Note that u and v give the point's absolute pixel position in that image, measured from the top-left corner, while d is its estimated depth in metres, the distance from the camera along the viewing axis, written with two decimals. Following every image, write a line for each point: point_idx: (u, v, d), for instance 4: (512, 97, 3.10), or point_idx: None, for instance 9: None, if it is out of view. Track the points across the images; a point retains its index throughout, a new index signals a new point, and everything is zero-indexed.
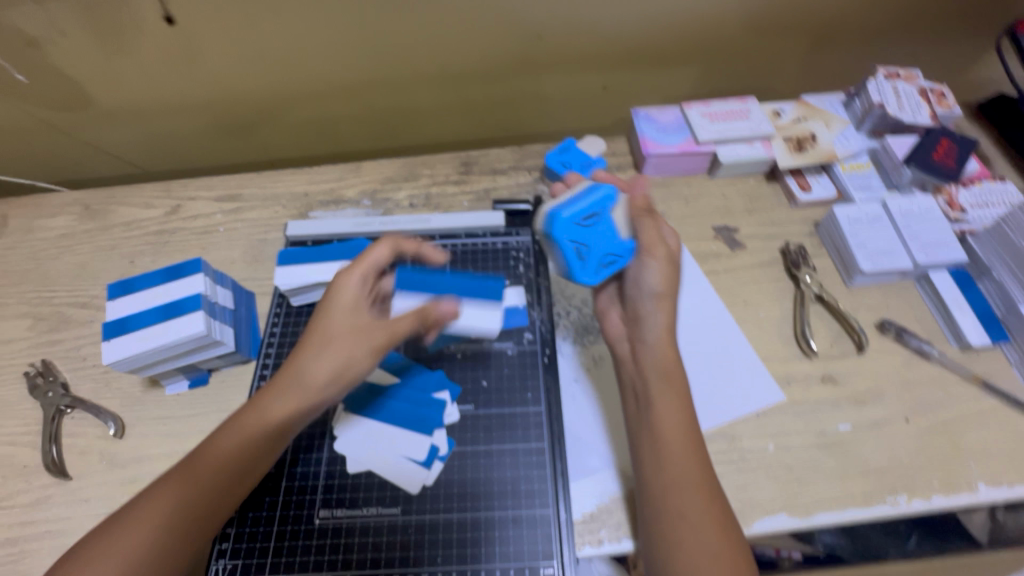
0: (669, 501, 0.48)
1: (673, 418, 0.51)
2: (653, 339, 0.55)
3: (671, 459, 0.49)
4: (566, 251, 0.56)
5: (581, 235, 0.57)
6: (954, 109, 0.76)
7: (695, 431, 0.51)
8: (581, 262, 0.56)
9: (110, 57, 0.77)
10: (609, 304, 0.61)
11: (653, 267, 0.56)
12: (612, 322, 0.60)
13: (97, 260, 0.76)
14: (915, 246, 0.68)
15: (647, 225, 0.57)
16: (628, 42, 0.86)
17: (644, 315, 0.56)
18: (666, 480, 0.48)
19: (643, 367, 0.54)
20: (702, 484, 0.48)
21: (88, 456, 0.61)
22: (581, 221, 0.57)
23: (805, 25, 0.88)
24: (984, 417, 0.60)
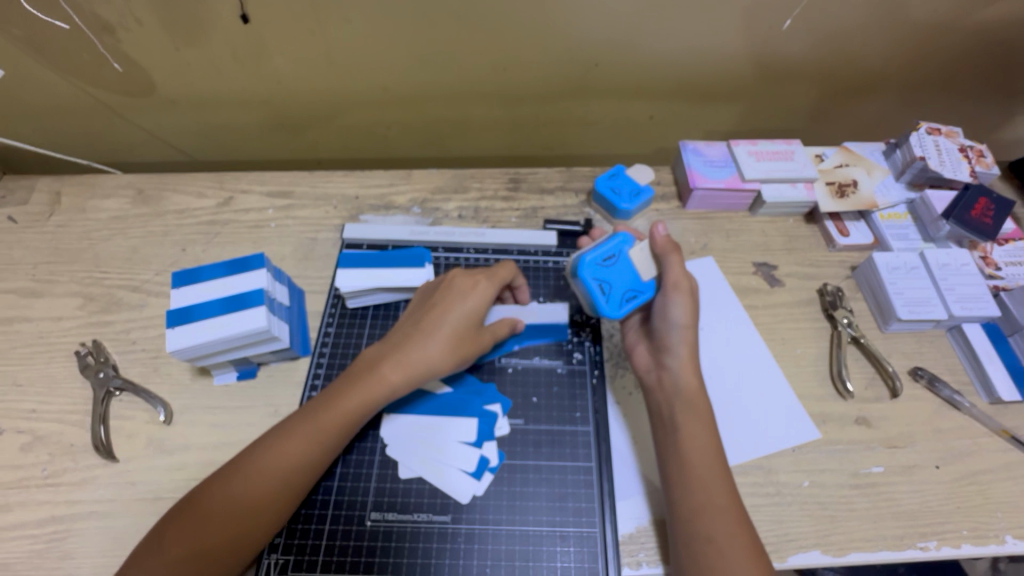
0: (697, 525, 0.49)
1: (701, 444, 0.52)
2: (678, 369, 0.56)
3: (699, 483, 0.50)
4: (589, 290, 0.59)
5: (605, 274, 0.59)
6: (992, 169, 0.79)
7: (721, 457, 0.52)
8: (605, 298, 0.58)
9: (180, 48, 0.78)
10: (637, 339, 0.61)
11: (680, 303, 0.56)
12: (639, 355, 0.60)
13: (149, 245, 0.77)
14: (951, 298, 0.70)
15: (672, 263, 0.58)
16: (680, 75, 0.88)
17: (669, 347, 0.57)
18: (695, 504, 0.49)
19: (671, 395, 0.55)
20: (731, 510, 0.49)
21: (136, 440, 0.61)
22: (603, 261, 0.59)
23: (851, 73, 0.91)
24: (1012, 470, 0.62)
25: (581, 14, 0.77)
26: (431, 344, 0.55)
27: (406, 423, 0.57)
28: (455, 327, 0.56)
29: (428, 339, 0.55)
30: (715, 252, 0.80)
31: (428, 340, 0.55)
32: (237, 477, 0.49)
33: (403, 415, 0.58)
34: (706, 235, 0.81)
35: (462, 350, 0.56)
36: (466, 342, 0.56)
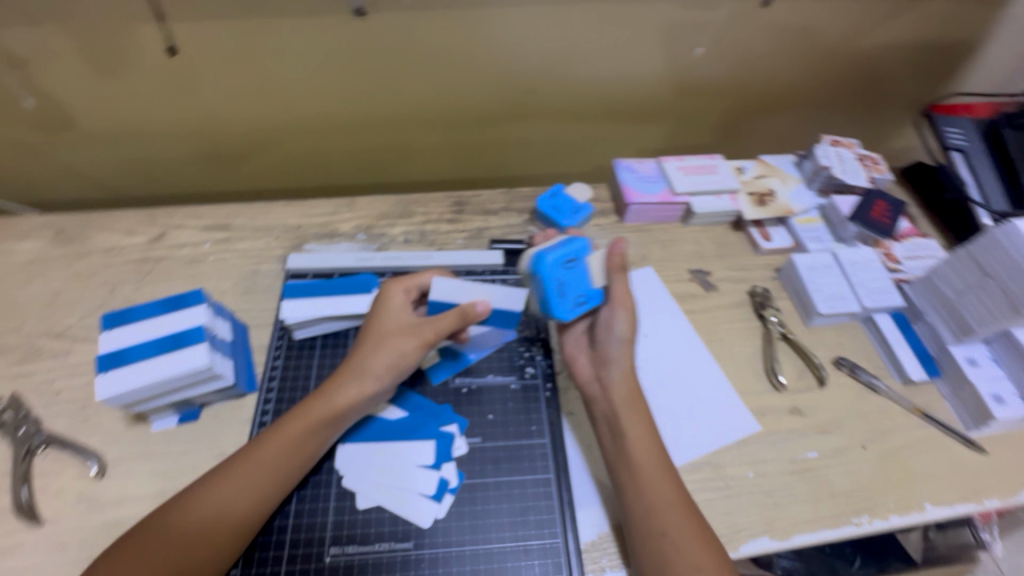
0: (651, 523, 0.51)
1: (646, 444, 0.55)
2: (619, 377, 0.58)
3: (648, 481, 0.53)
4: (546, 287, 0.58)
5: (566, 276, 0.59)
6: (887, 174, 0.88)
7: (665, 454, 0.55)
8: (561, 300, 0.58)
9: (102, 81, 0.76)
10: (578, 349, 0.63)
11: (622, 316, 0.59)
12: (580, 365, 0.62)
13: (72, 289, 0.72)
14: (863, 292, 0.77)
15: (618, 279, 0.60)
16: (609, 98, 0.94)
17: (610, 356, 0.59)
18: (648, 502, 0.52)
19: (613, 401, 0.57)
20: (680, 504, 0.52)
21: (64, 498, 0.57)
22: (565, 263, 0.59)
23: (761, 93, 1.00)
24: (927, 444, 0.69)
25: (512, 43, 0.81)
26: (359, 357, 0.56)
27: (359, 451, 0.56)
28: (378, 334, 0.57)
29: (360, 353, 0.56)
30: (653, 262, 0.84)
31: (356, 354, 0.56)
32: (178, 521, 0.47)
33: (359, 444, 0.57)
34: (644, 247, 0.86)
35: (391, 350, 0.55)
36: (394, 343, 0.56)
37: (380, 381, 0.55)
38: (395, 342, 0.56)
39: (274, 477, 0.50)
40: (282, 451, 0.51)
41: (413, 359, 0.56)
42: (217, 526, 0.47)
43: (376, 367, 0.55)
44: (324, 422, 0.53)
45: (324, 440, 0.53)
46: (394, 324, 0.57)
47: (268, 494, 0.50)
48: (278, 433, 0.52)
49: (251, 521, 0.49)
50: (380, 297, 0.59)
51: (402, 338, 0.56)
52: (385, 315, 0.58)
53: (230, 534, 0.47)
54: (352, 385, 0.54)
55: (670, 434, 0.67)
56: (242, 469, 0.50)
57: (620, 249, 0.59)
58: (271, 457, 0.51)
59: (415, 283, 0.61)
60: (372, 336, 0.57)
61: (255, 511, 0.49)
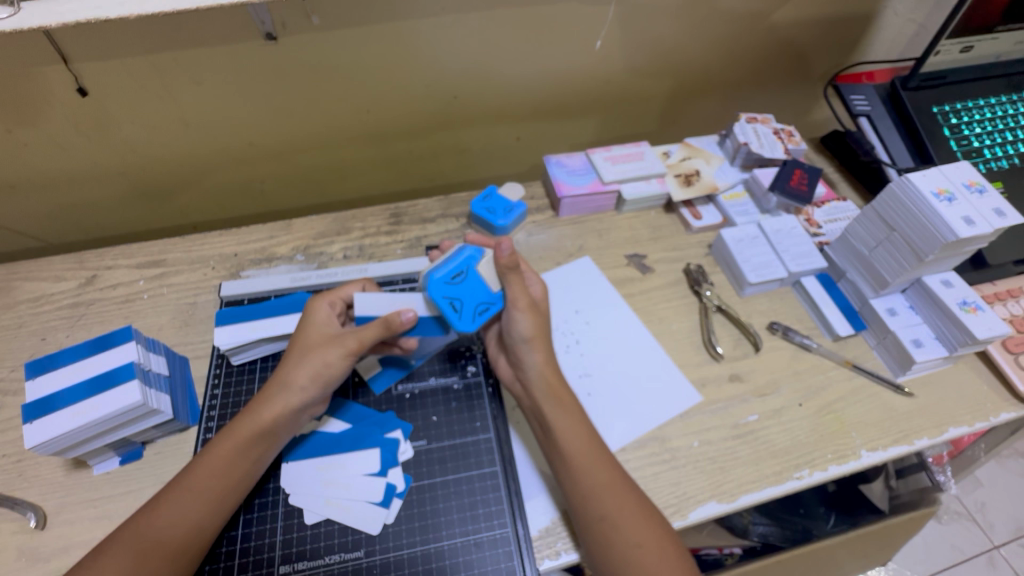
0: (590, 509, 0.53)
1: (575, 434, 0.57)
2: (538, 373, 0.59)
3: (581, 469, 0.55)
4: (442, 307, 0.58)
5: (454, 292, 0.59)
6: (801, 145, 0.93)
7: (596, 438, 0.57)
8: (458, 314, 0.58)
9: (13, 130, 0.74)
10: (497, 351, 0.64)
11: (521, 317, 0.59)
12: (502, 366, 0.64)
13: (1, 341, 0.71)
14: (788, 258, 0.81)
15: (512, 281, 0.60)
16: (534, 97, 0.96)
17: (521, 357, 0.60)
18: (583, 490, 0.54)
19: (537, 399, 0.59)
20: (616, 485, 0.54)
21: (4, 554, 0.56)
22: (452, 279, 0.60)
23: (681, 79, 1.03)
24: (858, 394, 0.73)
25: (429, 54, 0.83)
26: (286, 370, 0.57)
27: (304, 468, 0.57)
28: (304, 347, 0.58)
29: (286, 367, 0.57)
30: (590, 251, 0.86)
31: (283, 368, 0.57)
32: (114, 555, 0.47)
33: (303, 461, 0.57)
34: (581, 238, 0.88)
35: (316, 361, 0.57)
36: (318, 354, 0.57)
37: (306, 392, 0.56)
38: (318, 352, 0.57)
39: (210, 499, 0.51)
40: (214, 472, 0.52)
41: (338, 368, 0.57)
42: (152, 553, 0.47)
43: (301, 378, 0.56)
44: (255, 438, 0.54)
45: (258, 458, 0.54)
46: (319, 336, 0.59)
47: (206, 517, 0.51)
48: (210, 455, 0.53)
49: (190, 547, 0.49)
50: (306, 312, 0.61)
51: (326, 348, 0.57)
52: (311, 327, 0.60)
53: (167, 561, 0.48)
54: (279, 399, 0.55)
55: (618, 414, 0.69)
56: (175, 495, 0.50)
57: (506, 250, 0.59)
58: (204, 480, 0.52)
59: (340, 295, 0.62)
60: (298, 350, 0.58)
61: (193, 535, 0.50)
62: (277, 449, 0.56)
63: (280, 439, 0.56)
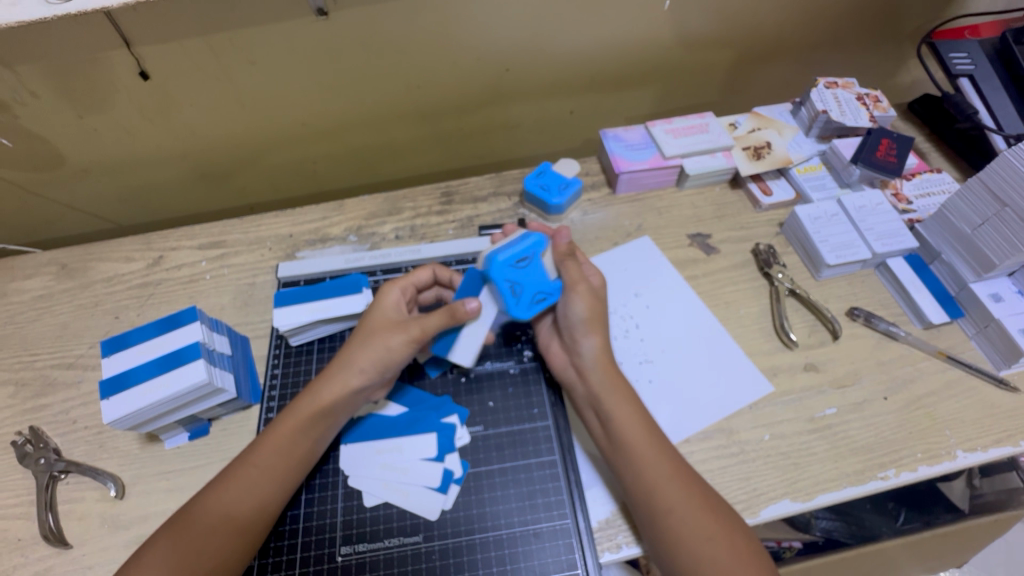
0: (655, 501, 0.50)
1: (633, 424, 0.54)
2: (591, 360, 0.57)
3: (643, 460, 0.52)
4: (502, 290, 0.55)
5: (518, 276, 0.55)
6: (889, 112, 0.84)
7: (655, 429, 0.54)
8: (515, 301, 0.55)
9: (83, 115, 0.77)
10: (550, 336, 0.62)
11: (580, 300, 0.57)
12: (555, 352, 0.61)
13: (79, 319, 0.74)
14: (872, 237, 0.73)
15: (569, 267, 0.58)
16: (590, 68, 0.91)
17: (577, 341, 0.58)
18: (647, 481, 0.51)
19: (593, 385, 0.57)
20: (682, 478, 0.51)
21: (89, 521, 0.59)
22: (517, 262, 0.55)
23: (751, 43, 0.95)
24: (953, 388, 0.66)
25: (482, 25, 0.79)
26: (349, 352, 0.56)
27: (361, 450, 0.57)
28: (369, 329, 0.57)
29: (349, 348, 0.56)
30: (649, 231, 0.82)
31: (346, 349, 0.56)
32: (183, 529, 0.48)
33: (361, 443, 0.57)
34: (639, 216, 0.83)
35: (377, 345, 0.55)
36: (381, 338, 0.56)
37: (367, 377, 0.55)
38: (381, 336, 0.56)
39: (275, 477, 0.52)
40: (276, 452, 0.53)
41: (399, 354, 0.55)
42: (220, 529, 0.48)
43: (362, 361, 0.55)
44: (316, 419, 0.54)
45: (317, 437, 0.55)
46: (383, 319, 0.57)
47: (269, 495, 0.51)
48: (271, 435, 0.53)
49: (255, 524, 0.50)
50: (376, 295, 0.60)
51: (390, 333, 0.56)
52: (378, 310, 0.58)
53: (234, 536, 0.49)
54: (340, 381, 0.55)
55: (682, 403, 0.66)
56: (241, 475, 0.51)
57: (564, 238, 0.58)
58: (267, 459, 0.52)
59: (410, 284, 0.61)
60: (363, 332, 0.57)
61: (258, 512, 0.50)
62: (336, 428, 0.56)
63: (339, 419, 0.56)
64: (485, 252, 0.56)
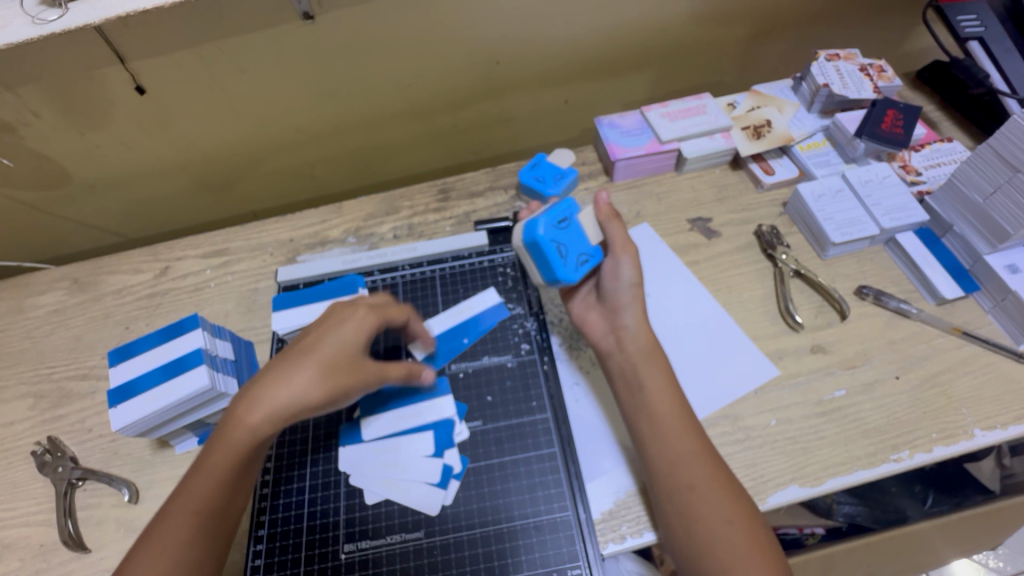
0: (676, 477, 0.50)
1: (666, 397, 0.54)
2: (634, 325, 0.58)
3: (671, 435, 0.52)
4: (548, 252, 0.58)
5: (563, 237, 0.59)
6: (895, 81, 0.81)
7: (686, 406, 0.54)
8: (564, 262, 0.58)
9: (85, 132, 0.79)
10: (588, 308, 0.63)
11: (627, 261, 0.59)
12: (592, 322, 0.61)
13: (91, 331, 0.76)
14: (878, 212, 0.71)
15: (614, 227, 0.60)
16: (582, 56, 0.90)
17: (620, 306, 0.59)
18: (672, 455, 0.51)
19: (630, 352, 0.57)
20: (706, 456, 0.51)
21: (105, 526, 0.61)
22: (559, 224, 0.59)
23: (749, 19, 0.92)
24: (970, 365, 0.63)
25: (468, 19, 0.78)
26: (286, 373, 0.51)
27: (360, 449, 0.58)
28: (317, 359, 0.51)
29: (288, 371, 0.51)
30: (648, 217, 0.80)
31: (283, 368, 0.51)
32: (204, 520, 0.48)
33: (360, 442, 0.58)
34: (638, 203, 0.82)
35: (341, 385, 0.51)
36: (343, 377, 0.52)
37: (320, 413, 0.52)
38: (327, 378, 0.51)
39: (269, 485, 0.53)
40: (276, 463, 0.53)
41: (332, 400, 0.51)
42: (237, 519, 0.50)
43: (293, 396, 0.50)
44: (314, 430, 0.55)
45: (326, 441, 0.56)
46: (345, 353, 0.52)
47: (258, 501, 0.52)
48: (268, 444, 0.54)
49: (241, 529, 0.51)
50: (343, 316, 0.55)
51: (353, 373, 0.52)
52: (338, 338, 0.53)
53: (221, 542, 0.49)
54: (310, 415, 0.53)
55: (686, 390, 0.65)
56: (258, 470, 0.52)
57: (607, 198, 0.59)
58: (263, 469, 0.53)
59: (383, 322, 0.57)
60: (318, 361, 0.51)
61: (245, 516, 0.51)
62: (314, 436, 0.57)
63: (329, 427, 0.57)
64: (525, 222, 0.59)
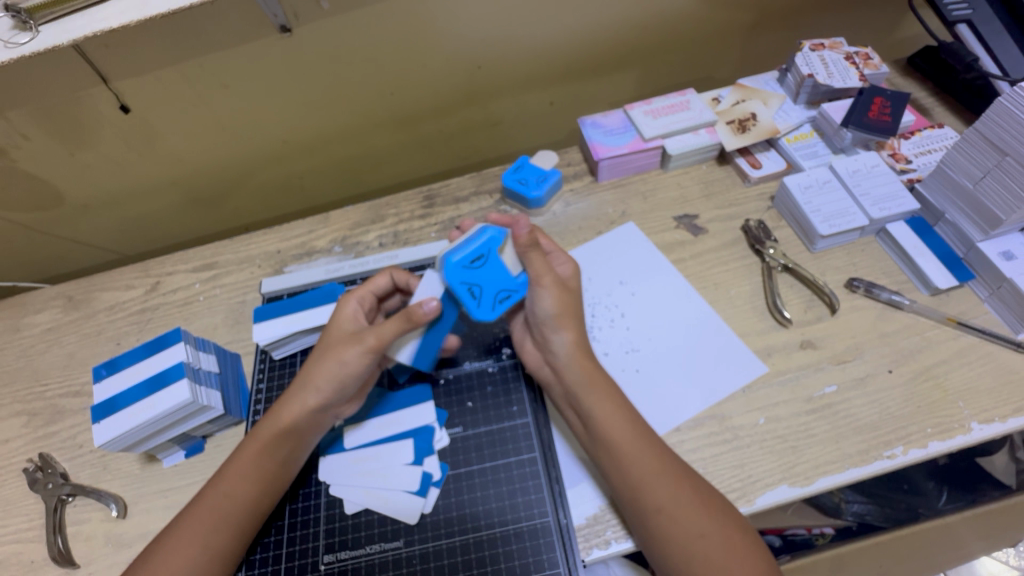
0: (642, 499, 0.49)
1: (615, 421, 0.52)
2: (564, 356, 0.55)
3: (627, 459, 0.50)
4: (458, 293, 0.55)
5: (473, 277, 0.56)
6: (882, 68, 0.79)
7: (639, 424, 0.52)
8: (475, 304, 0.56)
9: (74, 153, 0.80)
10: (524, 334, 0.61)
11: (546, 295, 0.56)
12: (528, 351, 0.60)
13: (84, 348, 0.77)
14: (867, 202, 0.69)
15: (534, 258, 0.55)
16: (564, 57, 0.89)
17: (549, 338, 0.56)
18: (632, 480, 0.49)
19: (569, 384, 0.55)
20: (669, 473, 0.49)
21: (94, 541, 0.61)
22: (471, 262, 0.56)
23: (733, 13, 0.91)
24: (966, 356, 0.61)
25: (445, 25, 0.78)
26: (308, 371, 0.56)
27: (339, 460, 0.57)
28: (326, 344, 0.57)
29: (305, 369, 0.56)
30: (634, 216, 0.79)
31: (304, 367, 0.56)
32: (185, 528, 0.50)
33: (341, 452, 0.58)
34: (623, 203, 0.81)
35: (332, 360, 0.54)
36: (335, 353, 0.55)
37: (324, 394, 0.54)
38: (336, 350, 0.55)
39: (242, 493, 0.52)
40: (245, 475, 0.52)
41: (355, 366, 0.54)
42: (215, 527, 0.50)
43: (318, 378, 0.54)
44: (278, 440, 0.54)
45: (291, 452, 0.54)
46: (340, 333, 0.57)
47: (237, 514, 0.51)
48: (238, 457, 0.54)
49: (217, 542, 0.50)
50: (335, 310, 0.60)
51: (344, 346, 0.55)
52: (335, 324, 0.58)
53: (197, 553, 0.49)
54: (299, 400, 0.54)
55: (671, 391, 0.63)
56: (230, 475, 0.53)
57: (524, 227, 0.54)
58: (235, 482, 0.52)
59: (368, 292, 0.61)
60: (321, 347, 0.57)
61: (220, 526, 0.51)
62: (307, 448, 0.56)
63: (306, 440, 0.55)
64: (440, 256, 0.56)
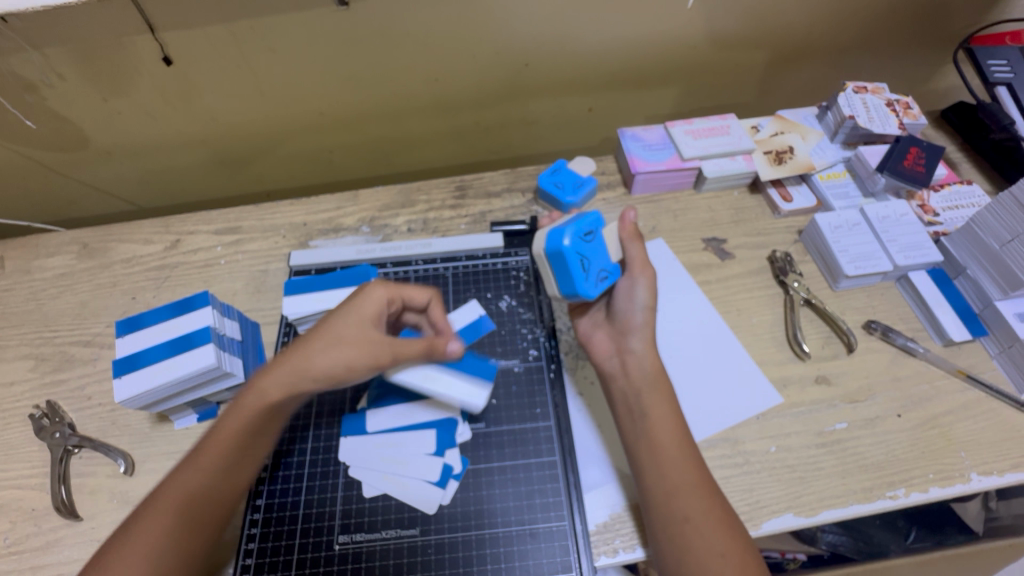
0: (673, 506, 0.50)
1: (668, 423, 0.54)
2: (642, 349, 0.58)
3: (668, 462, 0.52)
4: (571, 265, 0.56)
5: (587, 251, 0.57)
6: (920, 119, 0.81)
7: (687, 436, 0.54)
8: (583, 276, 0.57)
9: (108, 98, 0.79)
10: (594, 326, 0.63)
11: (642, 284, 0.59)
12: (598, 341, 0.62)
13: (97, 298, 0.76)
14: (894, 249, 0.71)
15: (634, 246, 0.60)
16: (610, 66, 0.90)
17: (628, 328, 0.59)
18: (670, 485, 0.51)
19: (635, 379, 0.57)
20: (702, 484, 0.51)
21: (98, 496, 0.61)
22: (585, 236, 0.57)
23: (779, 45, 0.92)
24: (971, 409, 0.64)
25: (500, 19, 0.78)
26: (306, 355, 0.53)
27: (358, 443, 0.59)
28: (338, 335, 0.53)
29: (308, 351, 0.53)
30: (664, 233, 0.80)
31: (306, 349, 0.53)
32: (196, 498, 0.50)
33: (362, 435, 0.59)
34: (654, 218, 0.82)
35: (340, 360, 0.53)
36: (346, 353, 0.53)
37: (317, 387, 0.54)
38: (347, 354, 0.53)
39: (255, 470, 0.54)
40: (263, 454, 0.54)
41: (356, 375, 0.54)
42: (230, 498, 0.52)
43: (315, 370, 0.52)
44: None
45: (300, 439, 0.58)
46: (358, 329, 0.54)
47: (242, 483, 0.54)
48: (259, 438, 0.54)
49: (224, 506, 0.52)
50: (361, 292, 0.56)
51: (359, 349, 0.53)
52: (356, 314, 0.55)
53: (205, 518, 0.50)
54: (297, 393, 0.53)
55: (685, 409, 0.65)
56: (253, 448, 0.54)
57: (632, 217, 0.59)
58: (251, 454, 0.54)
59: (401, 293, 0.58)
60: (331, 333, 0.54)
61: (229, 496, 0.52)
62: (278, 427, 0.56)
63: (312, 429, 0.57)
64: (550, 230, 0.57)
